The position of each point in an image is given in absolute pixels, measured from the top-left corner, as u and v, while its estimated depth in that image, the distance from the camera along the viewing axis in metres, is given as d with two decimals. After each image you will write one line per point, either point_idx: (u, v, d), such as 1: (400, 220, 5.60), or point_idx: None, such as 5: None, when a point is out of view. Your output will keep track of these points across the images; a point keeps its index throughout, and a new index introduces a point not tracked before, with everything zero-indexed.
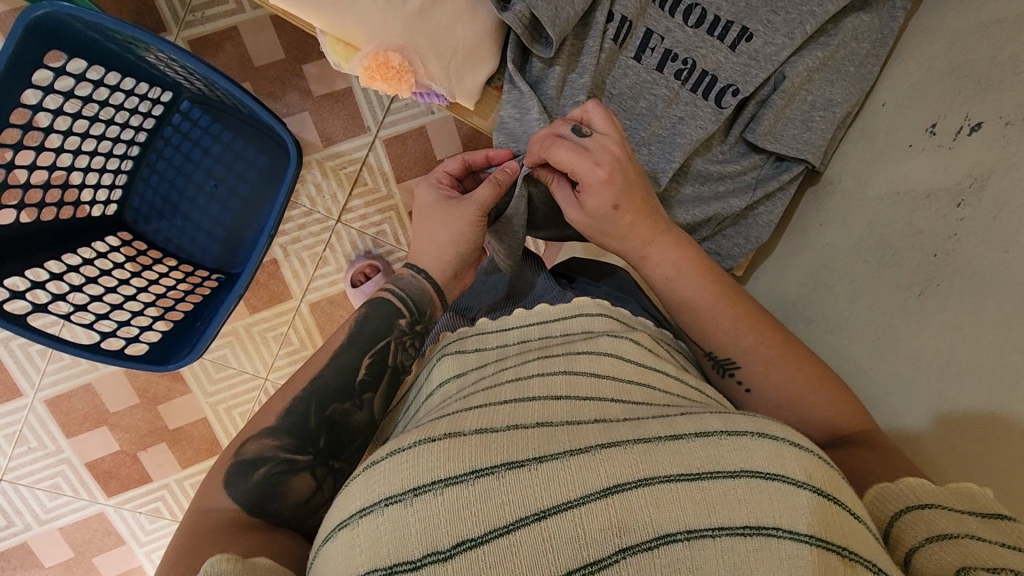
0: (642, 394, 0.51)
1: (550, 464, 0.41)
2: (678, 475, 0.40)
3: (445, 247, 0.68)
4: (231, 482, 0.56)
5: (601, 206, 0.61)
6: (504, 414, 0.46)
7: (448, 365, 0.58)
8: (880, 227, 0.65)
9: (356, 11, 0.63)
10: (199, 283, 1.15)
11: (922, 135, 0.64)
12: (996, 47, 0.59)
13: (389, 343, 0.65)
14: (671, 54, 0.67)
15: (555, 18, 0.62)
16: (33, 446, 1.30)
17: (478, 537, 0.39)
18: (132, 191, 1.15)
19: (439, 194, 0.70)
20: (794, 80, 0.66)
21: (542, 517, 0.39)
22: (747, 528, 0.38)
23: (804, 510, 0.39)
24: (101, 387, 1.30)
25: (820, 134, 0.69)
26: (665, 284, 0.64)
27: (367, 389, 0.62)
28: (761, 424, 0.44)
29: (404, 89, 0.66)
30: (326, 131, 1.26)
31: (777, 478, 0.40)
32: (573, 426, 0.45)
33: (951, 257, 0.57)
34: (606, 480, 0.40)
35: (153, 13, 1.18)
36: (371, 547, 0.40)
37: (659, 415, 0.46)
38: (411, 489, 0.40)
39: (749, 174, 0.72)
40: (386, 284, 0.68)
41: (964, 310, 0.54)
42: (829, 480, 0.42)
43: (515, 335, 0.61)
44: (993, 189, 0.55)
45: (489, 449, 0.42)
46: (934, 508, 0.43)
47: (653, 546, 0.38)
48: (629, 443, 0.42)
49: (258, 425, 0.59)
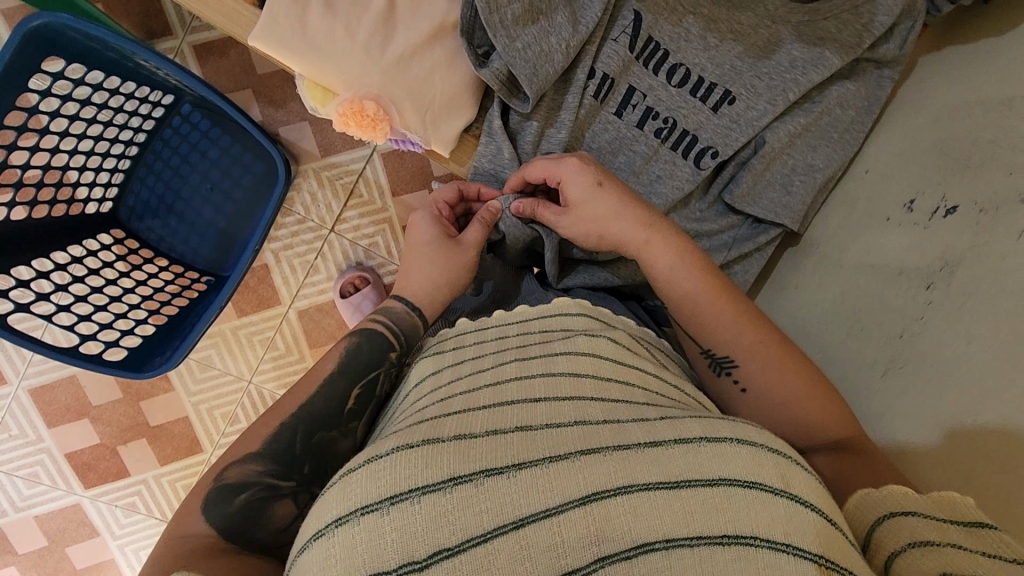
0: (622, 390, 0.49)
1: (529, 472, 0.39)
2: (655, 483, 0.38)
3: (438, 287, 0.66)
4: (212, 505, 0.54)
5: (586, 188, 0.62)
6: (481, 420, 0.44)
7: (426, 364, 0.59)
8: (852, 298, 0.65)
9: (336, 58, 0.64)
10: (188, 284, 1.15)
11: (899, 209, 0.64)
12: (979, 130, 0.59)
13: (379, 375, 0.63)
14: (653, 112, 0.66)
15: (534, 76, 0.62)
16: (14, 433, 1.31)
17: (456, 546, 0.37)
18: (128, 189, 1.16)
19: (438, 230, 0.68)
20: (774, 145, 0.67)
21: (520, 525, 0.37)
22: (725, 537, 0.37)
23: (782, 518, 0.37)
24: (84, 380, 1.30)
25: (800, 198, 0.69)
26: (663, 278, 0.62)
27: (354, 418, 0.61)
28: (743, 431, 0.42)
29: (379, 137, 0.66)
30: (324, 142, 1.26)
31: (755, 486, 0.39)
32: (552, 430, 0.42)
33: (915, 340, 0.56)
34: (585, 487, 0.38)
35: (159, 16, 1.18)
36: (347, 557, 0.38)
37: (640, 419, 0.44)
38: (388, 498, 0.39)
39: (726, 233, 0.71)
40: (374, 318, 0.65)
41: (923, 395, 0.54)
42: (816, 493, 0.40)
43: (494, 332, 0.60)
44: (962, 277, 0.54)
45: (468, 456, 0.40)
46: (915, 515, 0.41)
47: (630, 555, 0.36)
48: (609, 450, 0.40)
49: (244, 447, 0.57)
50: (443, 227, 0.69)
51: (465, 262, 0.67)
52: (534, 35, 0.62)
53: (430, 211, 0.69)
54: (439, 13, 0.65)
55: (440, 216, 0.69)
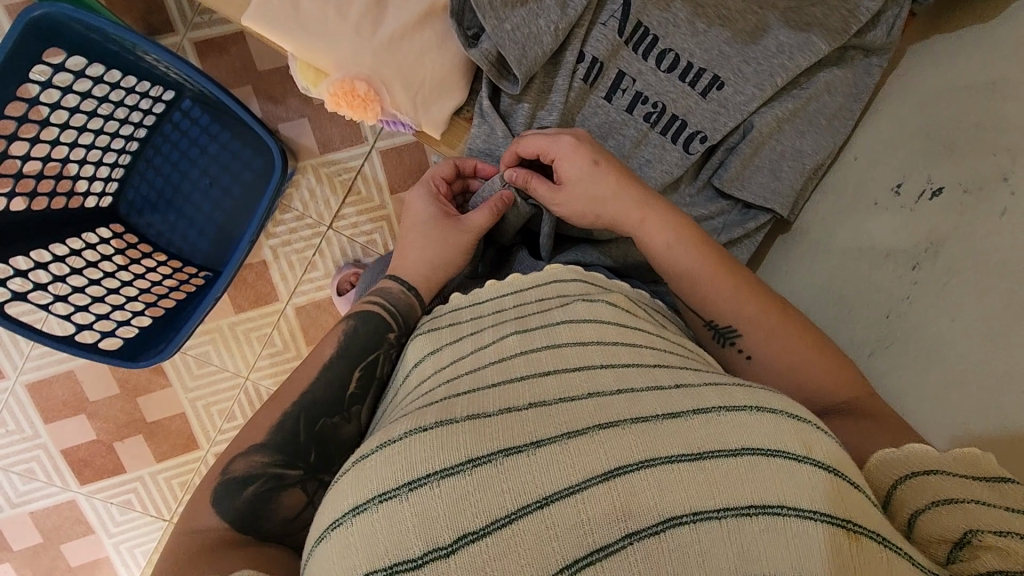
0: (630, 354, 0.48)
1: (548, 449, 0.38)
2: (679, 454, 0.38)
3: (435, 267, 0.66)
4: (221, 497, 0.54)
5: (580, 166, 0.62)
6: (491, 398, 0.44)
7: (422, 344, 0.58)
8: (839, 283, 0.65)
9: (328, 39, 0.65)
10: (186, 279, 1.16)
11: (887, 193, 0.64)
12: (964, 113, 0.60)
13: (379, 356, 0.63)
14: (642, 96, 0.67)
15: (523, 57, 0.63)
16: (11, 429, 1.31)
17: (480, 529, 0.36)
18: (128, 184, 1.17)
19: (436, 209, 0.68)
20: (762, 129, 0.67)
21: (544, 505, 0.36)
22: (753, 508, 0.36)
23: (807, 486, 0.37)
24: (82, 375, 1.31)
25: (787, 183, 0.70)
26: (664, 252, 0.62)
27: (356, 402, 0.61)
28: (758, 398, 0.42)
29: (370, 117, 0.66)
30: (322, 138, 1.27)
31: (776, 454, 0.38)
32: (566, 405, 0.42)
33: (902, 320, 0.57)
34: (608, 462, 0.37)
35: (161, 12, 1.20)
36: (369, 547, 0.37)
37: (655, 387, 0.43)
38: (406, 484, 0.38)
39: (715, 218, 0.71)
40: (371, 298, 0.65)
41: (910, 374, 0.54)
42: (833, 456, 0.40)
43: (489, 306, 0.59)
44: (948, 256, 0.55)
45: (483, 434, 0.40)
46: (946, 474, 0.42)
47: (658, 531, 0.35)
48: (627, 422, 0.39)
49: (249, 439, 0.58)
50: (441, 205, 0.69)
51: (461, 246, 0.67)
52: (523, 18, 0.63)
53: (427, 189, 0.69)
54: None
55: (438, 193, 0.70)
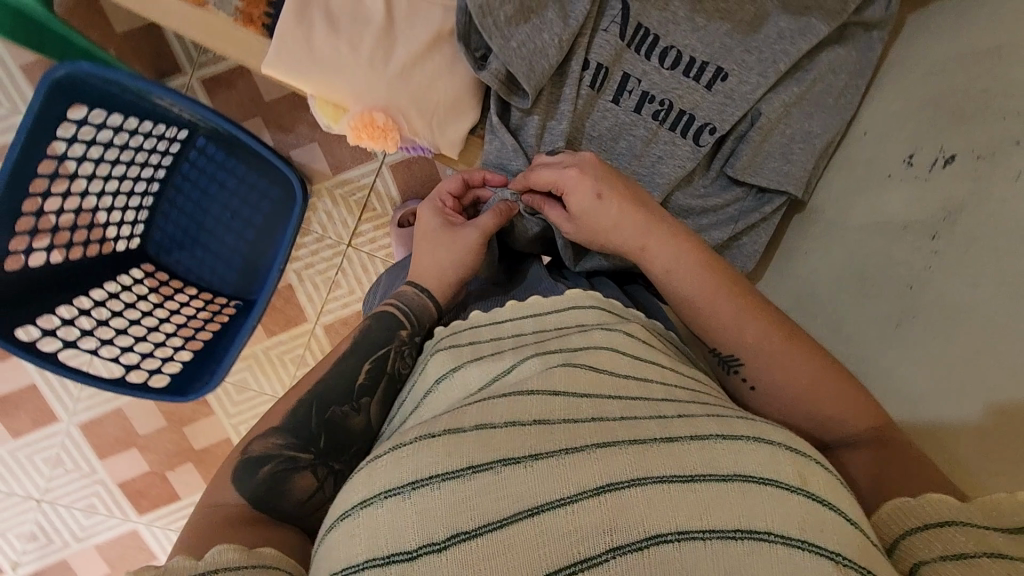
0: (639, 388, 0.49)
1: (546, 462, 0.40)
2: (670, 475, 0.39)
3: (445, 270, 0.69)
4: (241, 477, 0.55)
5: (586, 200, 0.63)
6: (502, 409, 0.44)
7: (442, 360, 0.57)
8: (859, 258, 0.66)
9: (343, 75, 0.68)
10: (218, 310, 1.16)
11: (900, 165, 0.65)
12: (972, 79, 0.60)
13: (389, 352, 0.65)
14: (648, 96, 0.68)
15: (531, 73, 0.65)
16: (68, 468, 1.36)
17: (473, 530, 0.38)
18: (154, 225, 1.17)
19: (442, 220, 0.71)
20: (770, 116, 0.68)
21: (536, 512, 0.38)
22: (739, 532, 0.37)
23: (798, 514, 0.38)
24: (130, 412, 1.35)
25: (800, 166, 0.71)
26: (666, 278, 0.63)
27: (365, 394, 0.62)
28: (759, 430, 0.43)
29: (390, 146, 0.71)
30: (334, 160, 1.30)
31: (769, 482, 0.40)
32: (569, 425, 0.43)
33: (924, 290, 0.58)
34: (599, 478, 0.39)
35: (168, 56, 1.22)
36: (371, 537, 0.39)
37: (658, 416, 0.45)
38: (409, 483, 0.40)
39: (731, 206, 0.73)
40: (388, 301, 0.68)
41: (936, 343, 0.55)
42: (830, 488, 0.41)
43: (509, 328, 0.60)
44: (965, 224, 0.56)
45: (490, 445, 0.41)
46: (959, 525, 0.42)
47: (643, 546, 0.37)
48: (622, 443, 0.41)
49: (266, 424, 0.59)
50: (449, 215, 0.72)
51: (470, 245, 0.69)
52: (527, 33, 0.65)
53: (436, 202, 0.73)
54: (434, 24, 0.69)
55: (445, 207, 0.72)
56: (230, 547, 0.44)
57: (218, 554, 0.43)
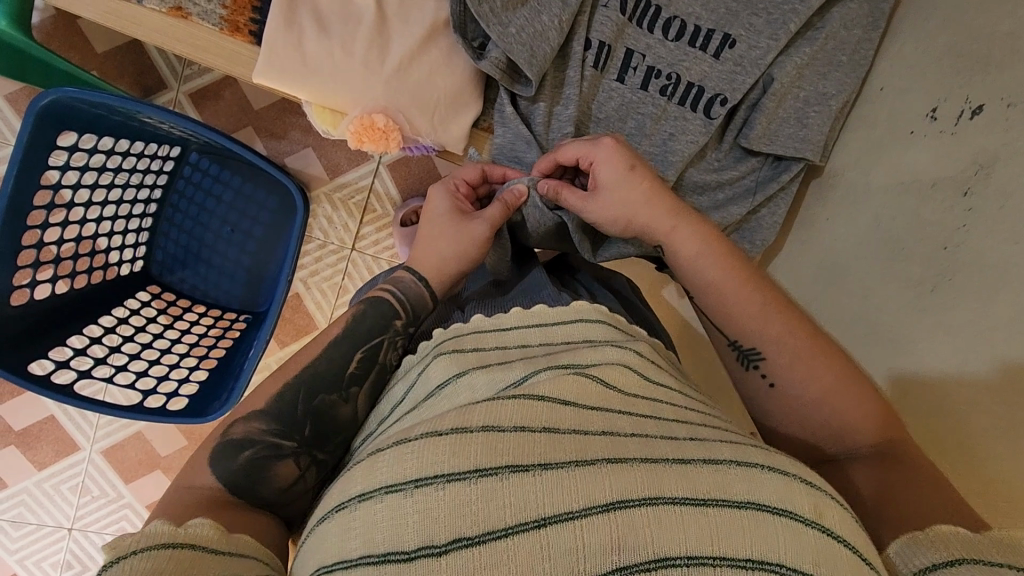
0: (650, 407, 0.47)
1: (555, 472, 0.38)
2: (681, 498, 0.38)
3: (447, 262, 0.66)
4: (217, 458, 0.53)
5: (617, 171, 0.63)
6: (512, 411, 0.42)
7: (446, 364, 0.52)
8: (888, 221, 0.64)
9: (338, 82, 0.67)
10: (229, 325, 1.11)
11: (923, 120, 0.63)
12: (992, 24, 0.59)
13: (383, 341, 0.61)
14: (654, 71, 0.67)
15: (532, 58, 0.63)
16: (95, 494, 1.29)
17: (474, 536, 0.37)
18: (155, 245, 1.13)
19: (452, 205, 0.68)
20: (782, 80, 0.67)
21: (541, 524, 0.37)
22: (749, 562, 0.36)
23: (809, 548, 0.37)
24: (151, 432, 1.30)
25: (817, 130, 0.70)
26: (687, 265, 0.63)
27: (356, 383, 0.59)
28: (775, 459, 0.42)
29: (393, 146, 0.69)
30: (331, 163, 1.28)
31: (783, 513, 0.38)
32: (579, 436, 0.42)
33: (961, 249, 0.56)
34: (609, 494, 0.38)
35: (152, 72, 1.19)
36: (366, 531, 0.38)
37: (668, 436, 0.43)
38: (412, 480, 0.38)
39: (748, 177, 0.72)
40: (382, 286, 0.64)
41: (978, 302, 0.53)
42: (846, 524, 0.40)
43: (514, 337, 0.56)
44: (999, 177, 0.54)
45: (495, 449, 0.39)
46: (969, 563, 0.37)
47: (650, 568, 0.36)
48: (634, 460, 0.40)
49: (248, 404, 0.57)
50: (461, 203, 0.69)
51: (476, 238, 0.66)
52: (525, 18, 0.63)
53: (449, 186, 0.69)
54: (429, 16, 0.67)
55: (457, 192, 0.69)
56: (210, 523, 0.44)
57: (197, 529, 0.43)
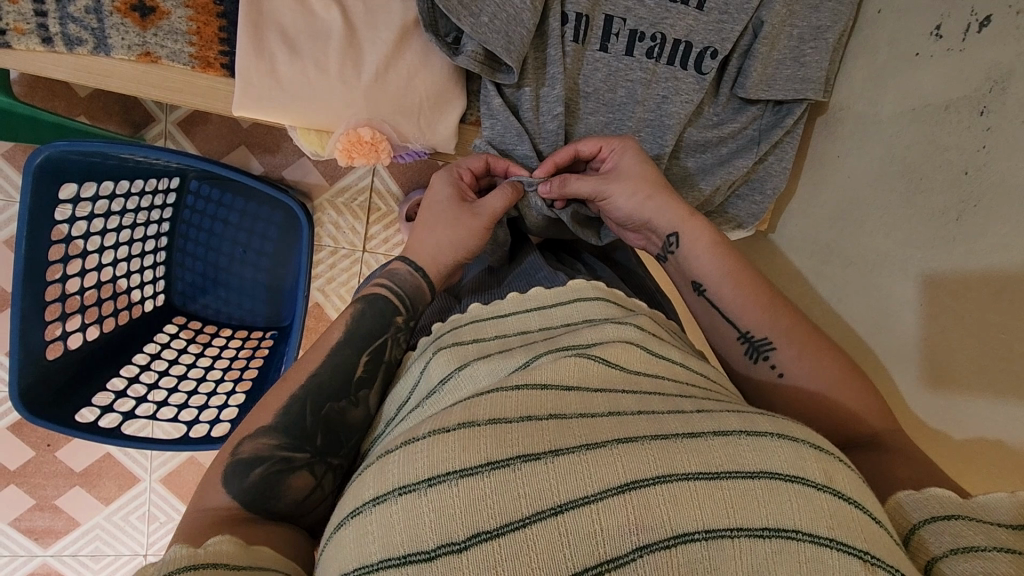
0: (653, 384, 0.48)
1: (564, 458, 0.39)
2: (696, 473, 0.38)
3: (444, 253, 0.65)
4: (229, 479, 0.51)
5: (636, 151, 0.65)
6: (516, 402, 0.43)
7: (446, 360, 0.52)
8: (903, 150, 0.64)
9: (318, 102, 0.68)
10: (257, 344, 1.11)
11: (928, 40, 0.62)
12: None
13: (386, 341, 0.60)
14: (637, 34, 0.66)
15: (509, 45, 0.62)
16: (162, 520, 1.35)
17: (494, 529, 0.37)
18: (173, 277, 1.14)
19: (457, 196, 0.67)
20: (773, 22, 0.65)
21: (558, 511, 0.37)
22: (766, 530, 0.36)
23: (825, 512, 0.37)
24: (204, 456, 1.33)
25: (816, 68, 0.69)
26: (699, 253, 0.62)
27: (363, 386, 0.57)
28: (783, 426, 0.42)
29: (382, 157, 0.71)
30: (327, 169, 1.27)
31: (797, 480, 0.38)
32: (586, 418, 0.42)
33: (984, 172, 0.55)
34: (622, 476, 0.38)
35: (138, 108, 1.19)
36: (385, 535, 0.38)
37: (675, 411, 0.44)
38: (425, 479, 0.39)
39: (750, 127, 0.72)
40: (379, 278, 0.63)
41: (1006, 219, 0.52)
42: (856, 487, 0.40)
43: (514, 323, 0.56)
44: (1016, 91, 0.53)
45: (504, 440, 0.40)
46: (964, 518, 0.39)
47: (670, 545, 0.36)
48: (645, 439, 0.40)
49: (258, 419, 0.54)
50: (463, 192, 0.68)
51: (475, 232, 0.65)
52: (496, 4, 0.62)
53: (453, 174, 0.68)
54: (398, 18, 0.66)
55: (461, 182, 0.68)
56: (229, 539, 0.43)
57: (216, 545, 0.42)
